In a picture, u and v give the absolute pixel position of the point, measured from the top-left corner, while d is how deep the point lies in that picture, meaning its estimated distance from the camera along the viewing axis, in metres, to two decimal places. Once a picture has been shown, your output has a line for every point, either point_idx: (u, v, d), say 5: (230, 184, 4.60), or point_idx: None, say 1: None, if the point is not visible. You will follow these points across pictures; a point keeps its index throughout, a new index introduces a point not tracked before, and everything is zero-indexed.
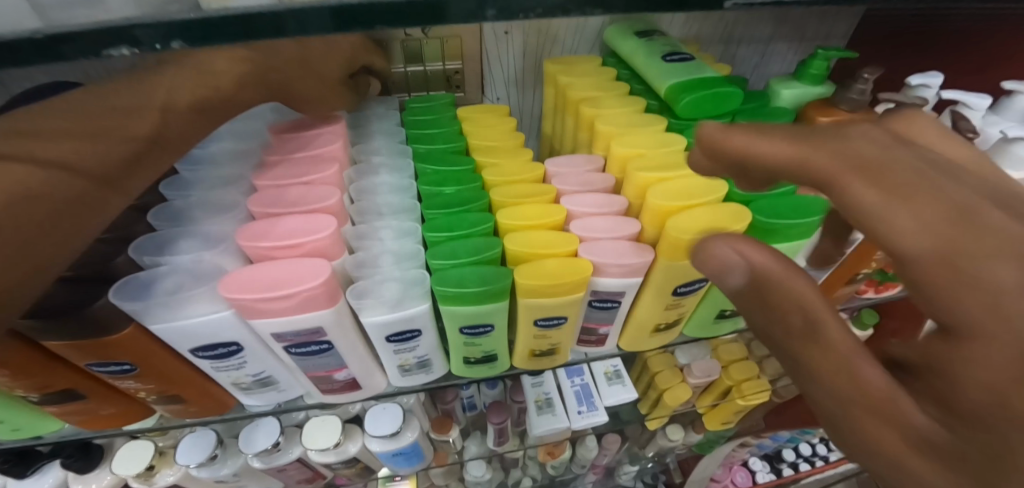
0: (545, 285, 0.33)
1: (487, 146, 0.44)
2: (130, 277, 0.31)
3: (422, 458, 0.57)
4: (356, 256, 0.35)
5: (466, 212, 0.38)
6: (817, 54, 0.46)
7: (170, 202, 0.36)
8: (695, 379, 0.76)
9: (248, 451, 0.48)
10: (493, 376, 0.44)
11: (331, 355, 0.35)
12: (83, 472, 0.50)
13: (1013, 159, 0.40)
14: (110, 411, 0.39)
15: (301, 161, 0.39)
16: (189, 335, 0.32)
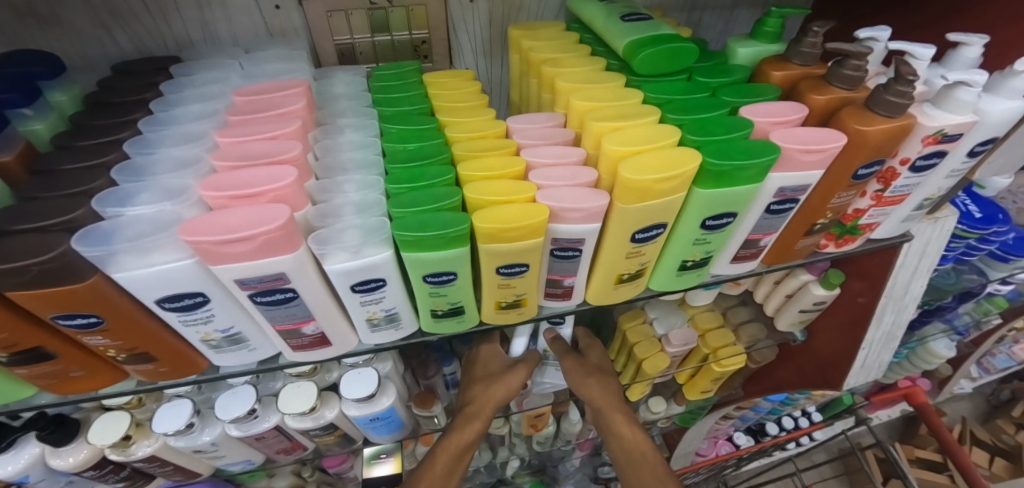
0: (502, 230, 0.35)
1: (451, 107, 0.45)
2: (92, 227, 0.32)
3: (399, 425, 0.58)
4: (320, 207, 0.35)
5: (428, 165, 0.39)
6: (771, 12, 0.47)
7: (133, 159, 0.37)
8: (674, 348, 0.78)
9: (223, 418, 0.48)
10: (463, 332, 0.45)
11: (296, 305, 0.36)
12: (57, 446, 0.49)
13: (956, 103, 0.41)
14: (80, 374, 0.40)
15: (265, 120, 0.40)
16: (152, 283, 0.32)
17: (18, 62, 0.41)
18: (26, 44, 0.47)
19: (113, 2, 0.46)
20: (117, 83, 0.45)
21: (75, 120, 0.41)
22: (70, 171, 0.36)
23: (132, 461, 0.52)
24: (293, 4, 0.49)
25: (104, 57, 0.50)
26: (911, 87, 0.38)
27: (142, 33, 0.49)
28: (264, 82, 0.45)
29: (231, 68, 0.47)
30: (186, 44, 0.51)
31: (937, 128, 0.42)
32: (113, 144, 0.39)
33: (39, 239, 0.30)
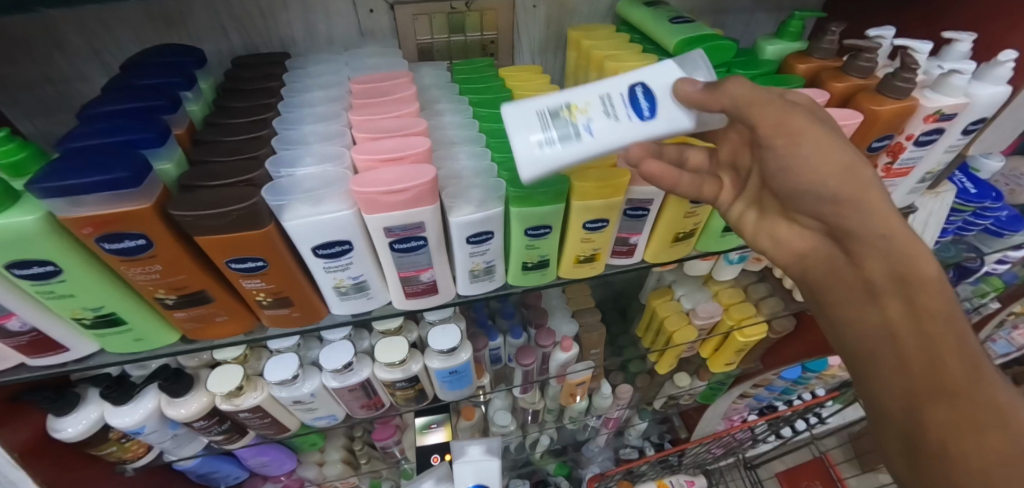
0: (595, 187, 0.42)
1: (530, 94, 0.53)
2: (271, 184, 0.39)
3: (469, 383, 0.65)
4: (443, 171, 0.43)
5: (523, 140, 0.47)
6: (794, 15, 0.56)
7: (283, 134, 0.45)
8: (700, 320, 0.85)
9: (328, 366, 0.55)
10: (542, 286, 0.53)
11: (423, 253, 0.43)
12: (175, 396, 0.56)
13: (952, 88, 0.50)
14: (224, 318, 0.46)
15: (384, 103, 0.47)
16: (317, 231, 0.40)
17: (168, 55, 0.48)
18: (155, 41, 0.54)
19: (235, 6, 0.53)
20: (241, 73, 0.52)
21: (217, 102, 0.48)
22: (232, 142, 0.43)
23: (238, 412, 0.58)
24: (386, 8, 0.57)
25: (218, 54, 0.57)
26: (915, 74, 0.47)
27: (254, 33, 0.56)
28: (370, 74, 0.53)
29: (336, 63, 0.55)
30: (289, 43, 0.59)
31: (936, 108, 0.50)
32: (257, 122, 0.46)
33: (232, 192, 0.37)
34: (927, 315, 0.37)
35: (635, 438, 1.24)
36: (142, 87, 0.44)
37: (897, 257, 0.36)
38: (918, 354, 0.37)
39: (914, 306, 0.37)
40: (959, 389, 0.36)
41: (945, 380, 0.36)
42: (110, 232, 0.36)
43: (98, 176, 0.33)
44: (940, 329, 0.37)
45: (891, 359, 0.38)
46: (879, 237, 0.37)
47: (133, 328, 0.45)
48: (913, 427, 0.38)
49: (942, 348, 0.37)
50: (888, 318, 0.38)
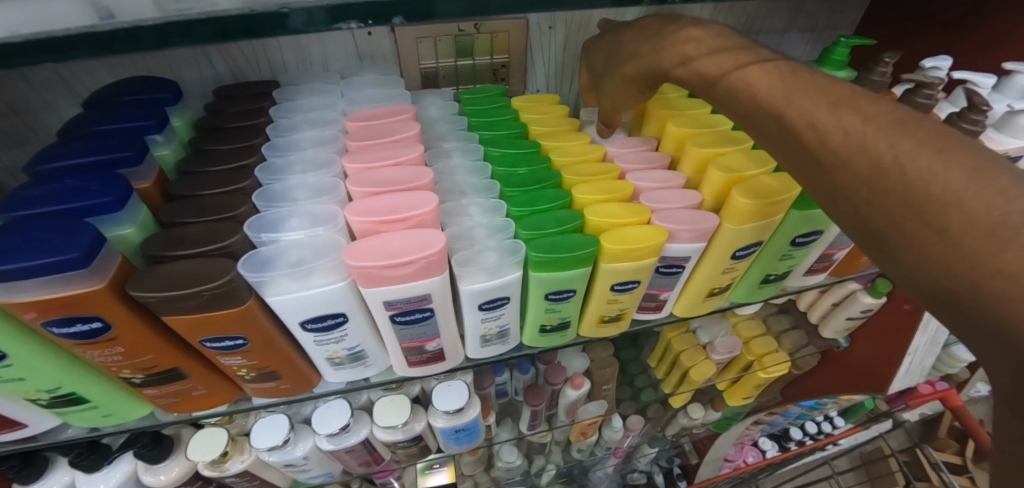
0: (628, 250, 0.37)
1: (547, 131, 0.48)
2: (252, 252, 0.34)
3: (475, 438, 0.59)
4: (452, 231, 0.38)
5: (542, 189, 0.41)
6: (840, 42, 0.51)
7: (267, 186, 0.39)
8: (719, 356, 0.80)
9: (322, 431, 0.50)
10: (560, 345, 0.47)
11: (429, 323, 0.37)
12: (153, 463, 0.50)
13: (1019, 129, 0.45)
14: (203, 392, 0.41)
15: (384, 145, 0.42)
16: (306, 306, 0.34)
17: (142, 90, 0.42)
18: (127, 69, 0.48)
19: None
20: (224, 106, 0.46)
21: (194, 145, 0.42)
22: (210, 197, 0.37)
23: (223, 477, 0.53)
24: (386, 31, 0.52)
25: (200, 81, 0.51)
26: (984, 116, 0.42)
27: (238, 58, 0.50)
28: (368, 108, 0.47)
29: (331, 94, 0.49)
30: (279, 68, 0.53)
31: (1001, 151, 0.45)
32: (239, 169, 0.41)
33: (204, 265, 0.32)
34: (834, 143, 0.26)
35: (643, 464, 1.18)
36: (109, 133, 0.38)
37: (780, 96, 0.30)
38: (889, 187, 0.24)
39: (794, 124, 0.29)
40: (883, 163, 0.25)
41: (941, 205, 0.23)
42: (61, 317, 0.30)
43: (42, 258, 0.28)
44: (852, 153, 0.26)
45: (880, 199, 0.25)
46: (769, 100, 0.30)
47: (98, 405, 0.40)
48: (970, 280, 0.22)
49: (910, 161, 0.24)
50: (876, 138, 0.25)
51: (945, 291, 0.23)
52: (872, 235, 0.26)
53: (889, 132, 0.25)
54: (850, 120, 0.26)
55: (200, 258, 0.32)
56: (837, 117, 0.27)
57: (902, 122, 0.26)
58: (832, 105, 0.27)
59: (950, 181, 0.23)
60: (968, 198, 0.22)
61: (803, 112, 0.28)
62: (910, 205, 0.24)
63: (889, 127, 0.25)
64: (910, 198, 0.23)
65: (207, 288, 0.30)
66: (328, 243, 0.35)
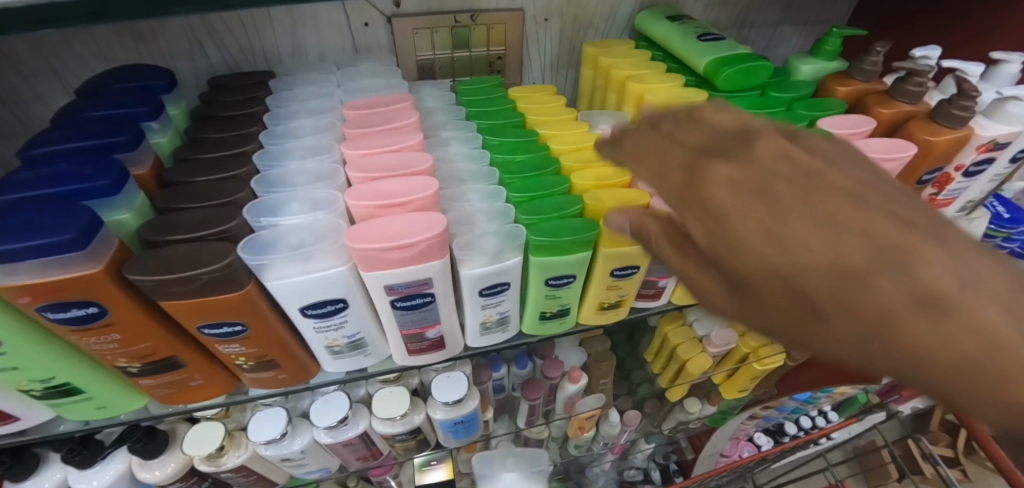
0: (627, 233, 0.37)
1: (545, 120, 0.48)
2: (251, 236, 0.33)
3: (475, 431, 0.59)
4: (452, 216, 0.38)
5: (541, 176, 0.41)
6: (832, 33, 0.51)
7: (265, 172, 0.39)
8: (716, 348, 0.80)
9: (320, 424, 0.49)
10: (559, 334, 0.47)
11: (430, 309, 0.37)
12: (148, 458, 0.49)
13: (1007, 115, 0.46)
14: (199, 382, 0.40)
15: (383, 133, 0.42)
16: (306, 291, 0.34)
17: (137, 78, 0.42)
18: (121, 59, 0.48)
19: (212, 20, 0.47)
20: (220, 96, 0.46)
21: (189, 134, 0.42)
22: (208, 184, 0.37)
23: (219, 473, 0.52)
24: (383, 21, 0.51)
25: (195, 72, 0.51)
26: (973, 102, 0.43)
27: (233, 48, 0.50)
28: (366, 97, 0.47)
29: (328, 84, 0.49)
30: (274, 60, 0.52)
31: (990, 137, 0.46)
32: (237, 156, 0.40)
33: (203, 248, 0.31)
34: (850, 235, 0.21)
35: (640, 460, 1.19)
36: (103, 119, 0.38)
37: (796, 162, 0.24)
38: (847, 296, 0.21)
39: (715, 251, 0.25)
40: (973, 357, 0.20)
41: (889, 321, 0.20)
42: (56, 301, 0.30)
43: (37, 239, 0.27)
44: (887, 236, 0.21)
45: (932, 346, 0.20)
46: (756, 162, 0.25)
47: (92, 397, 0.39)
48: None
49: (842, 259, 0.21)
50: (837, 239, 0.21)
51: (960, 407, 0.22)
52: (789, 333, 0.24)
53: (961, 361, 0.21)
54: (841, 213, 0.22)
55: (198, 242, 0.32)
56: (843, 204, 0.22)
57: (798, 185, 0.23)
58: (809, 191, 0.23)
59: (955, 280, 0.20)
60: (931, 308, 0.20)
61: (817, 251, 0.21)
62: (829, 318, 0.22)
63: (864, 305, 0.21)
64: (922, 351, 0.21)
65: (205, 271, 0.30)
66: (327, 228, 0.35)
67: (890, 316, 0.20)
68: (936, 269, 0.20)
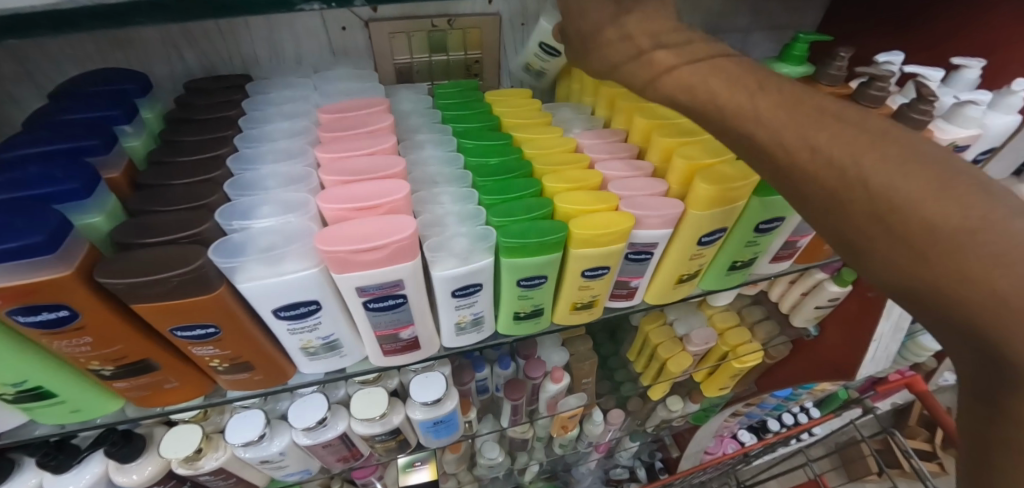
0: (596, 235, 0.37)
1: (520, 123, 0.49)
2: (222, 240, 0.34)
3: (454, 431, 0.59)
4: (423, 218, 0.38)
5: (512, 179, 0.42)
6: (799, 38, 0.53)
7: (239, 175, 0.40)
8: (695, 347, 0.81)
9: (298, 425, 0.49)
10: (535, 333, 0.48)
11: (403, 310, 0.38)
12: (125, 462, 0.49)
13: (964, 119, 0.47)
14: (174, 385, 0.41)
15: (356, 136, 0.43)
16: (277, 293, 0.34)
17: (111, 82, 0.43)
18: (96, 62, 0.48)
19: (189, 24, 0.47)
20: (196, 100, 0.46)
21: (164, 137, 0.42)
22: (181, 187, 0.37)
23: (196, 476, 0.52)
24: (360, 25, 0.52)
25: (172, 76, 0.51)
26: (932, 106, 0.44)
27: (211, 53, 0.50)
28: (341, 101, 0.48)
29: (304, 88, 0.50)
30: (252, 64, 0.53)
31: (949, 140, 0.47)
32: (211, 159, 0.41)
33: (174, 252, 0.32)
34: (968, 246, 0.21)
35: (625, 459, 1.19)
36: (77, 122, 0.38)
37: (865, 176, 0.24)
38: (856, 200, 0.24)
39: (812, 160, 0.25)
40: (895, 200, 0.23)
41: (948, 233, 0.22)
42: (25, 304, 0.30)
43: (4, 242, 0.27)
44: (890, 210, 0.23)
45: (824, 187, 0.25)
46: (877, 206, 0.24)
47: (65, 401, 0.39)
48: (953, 292, 0.22)
49: (954, 219, 0.22)
50: (877, 168, 0.24)
51: (926, 295, 0.24)
52: (810, 170, 0.25)
53: (866, 158, 0.24)
54: (765, 115, 0.27)
55: (167, 245, 0.32)
56: (883, 172, 0.23)
57: (873, 145, 0.24)
58: (782, 106, 0.27)
59: (924, 195, 0.22)
60: (928, 194, 0.22)
61: (900, 209, 0.23)
62: (884, 220, 0.23)
63: (930, 180, 0.23)
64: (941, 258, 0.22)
65: (171, 275, 0.30)
66: (297, 232, 0.35)
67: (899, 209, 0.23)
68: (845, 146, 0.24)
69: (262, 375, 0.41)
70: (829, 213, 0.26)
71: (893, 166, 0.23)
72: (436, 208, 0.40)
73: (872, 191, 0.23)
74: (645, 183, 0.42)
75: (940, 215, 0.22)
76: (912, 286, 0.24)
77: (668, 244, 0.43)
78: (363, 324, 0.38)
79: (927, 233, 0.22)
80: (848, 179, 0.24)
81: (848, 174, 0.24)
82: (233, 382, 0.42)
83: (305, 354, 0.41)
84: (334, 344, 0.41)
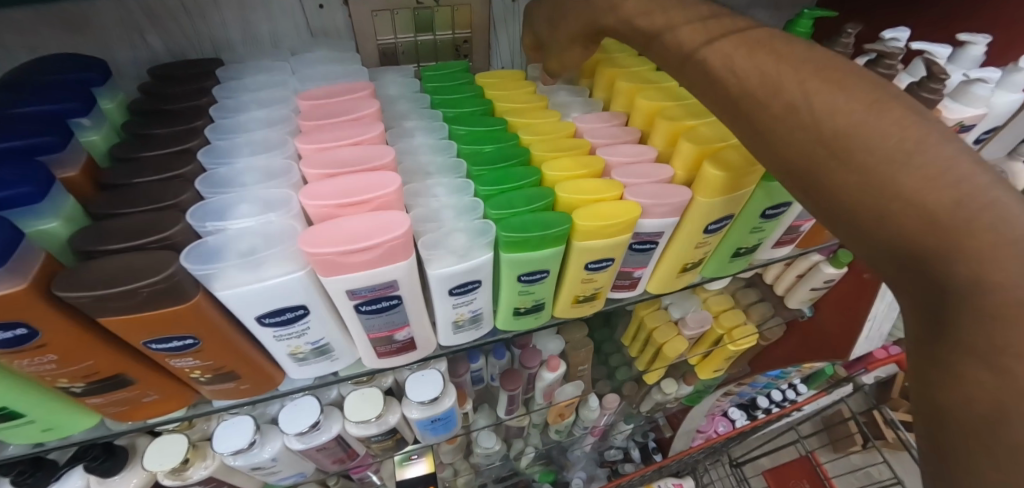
0: (601, 226, 0.35)
1: (514, 107, 0.46)
2: (196, 243, 0.31)
3: (451, 427, 0.57)
4: (417, 213, 0.36)
5: (510, 167, 0.40)
6: (804, 14, 0.51)
7: (212, 170, 0.36)
8: (690, 330, 0.81)
9: (289, 430, 0.47)
10: (535, 328, 0.46)
11: (398, 311, 0.36)
12: (107, 476, 0.47)
13: (972, 98, 0.46)
14: (154, 398, 0.38)
15: (340, 125, 0.39)
16: (260, 299, 0.32)
17: (65, 69, 0.38)
18: (46, 48, 0.43)
19: (150, 4, 0.43)
20: (162, 87, 0.42)
21: (128, 130, 0.38)
22: (148, 185, 0.34)
23: (185, 486, 0.50)
24: (339, 3, 0.48)
25: (135, 63, 0.46)
26: (942, 85, 0.43)
27: (177, 36, 0.46)
28: (322, 86, 0.44)
29: (282, 72, 0.46)
30: (223, 47, 0.49)
31: (956, 120, 0.46)
32: (181, 153, 0.37)
33: (144, 259, 0.29)
34: (899, 162, 0.20)
35: (619, 441, 1.20)
36: (27, 116, 0.34)
37: (803, 94, 0.23)
38: (793, 119, 0.23)
39: (755, 84, 0.25)
40: (825, 118, 0.22)
41: (876, 151, 0.21)
42: None
43: None
44: (823, 127, 0.22)
45: (768, 113, 0.24)
46: (817, 123, 0.22)
47: (35, 420, 0.36)
48: (890, 218, 0.20)
49: (886, 137, 0.21)
50: (812, 87, 0.23)
51: (865, 229, 0.22)
52: (758, 90, 0.25)
53: (807, 80, 0.23)
54: (737, 55, 0.26)
55: (135, 251, 0.29)
56: (822, 91, 0.23)
57: (823, 70, 0.24)
58: (747, 46, 0.26)
59: (857, 115, 0.22)
60: (866, 115, 0.21)
61: (836, 122, 0.22)
62: (820, 139, 0.22)
63: (871, 102, 0.22)
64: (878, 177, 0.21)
65: (142, 287, 0.27)
66: (280, 232, 0.32)
67: (835, 124, 0.22)
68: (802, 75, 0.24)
69: (249, 383, 0.39)
70: (771, 146, 0.25)
71: (841, 93, 0.22)
72: (430, 201, 0.37)
73: (809, 108, 0.23)
74: (650, 170, 0.40)
75: (869, 134, 0.21)
76: (848, 213, 0.22)
77: (674, 232, 0.41)
78: (356, 327, 0.36)
79: (855, 152, 0.21)
80: (789, 98, 0.23)
81: (790, 94, 0.23)
82: (218, 391, 0.39)
83: (294, 360, 0.39)
84: (325, 348, 0.38)
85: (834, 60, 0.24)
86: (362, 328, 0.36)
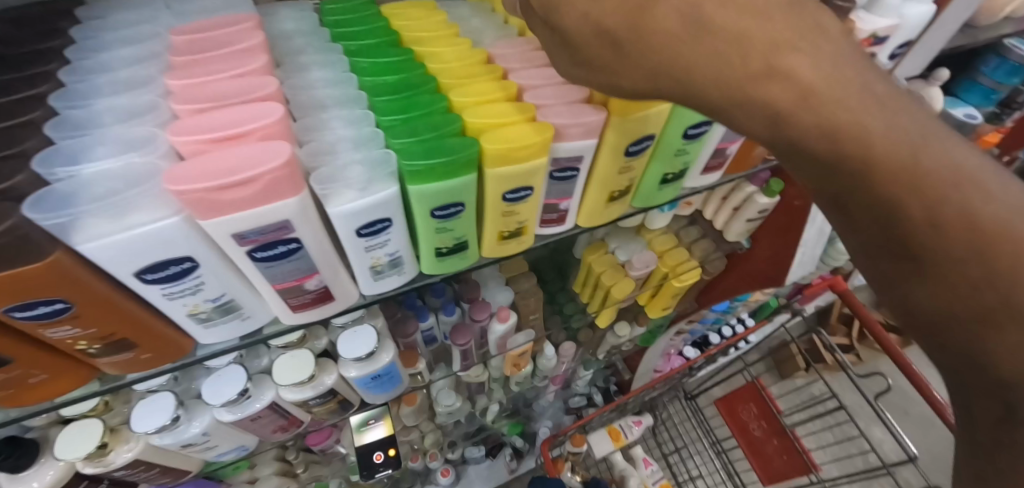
0: (511, 149, 0.33)
1: (422, 36, 0.43)
2: (41, 191, 0.27)
3: (397, 383, 0.56)
4: (310, 147, 0.33)
5: (415, 95, 0.37)
6: None
7: (64, 114, 0.32)
8: (637, 271, 0.81)
9: (213, 402, 0.45)
10: (465, 270, 0.44)
11: (302, 258, 0.33)
12: (17, 473, 0.43)
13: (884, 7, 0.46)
14: (42, 378, 0.34)
15: (219, 58, 0.35)
16: (133, 252, 0.28)
17: None
18: None
19: None
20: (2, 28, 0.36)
21: None
22: None
23: (110, 472, 0.47)
24: None
25: None
26: None
27: None
28: (199, 19, 0.39)
29: (152, 7, 0.41)
30: None
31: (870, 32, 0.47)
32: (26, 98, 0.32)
33: None
34: (857, 135, 0.20)
35: (582, 388, 1.24)
36: None
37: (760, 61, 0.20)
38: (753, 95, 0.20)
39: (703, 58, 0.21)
40: (789, 94, 0.20)
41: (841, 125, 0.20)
42: None
43: None
44: (803, 106, 0.20)
45: (727, 88, 0.20)
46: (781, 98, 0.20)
47: None
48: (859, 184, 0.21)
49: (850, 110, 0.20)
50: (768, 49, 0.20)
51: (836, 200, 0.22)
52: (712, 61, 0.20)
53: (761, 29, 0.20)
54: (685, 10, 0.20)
55: None
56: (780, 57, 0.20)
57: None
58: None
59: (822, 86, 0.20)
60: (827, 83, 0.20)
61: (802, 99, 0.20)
62: (789, 115, 0.20)
63: (827, 47, 0.20)
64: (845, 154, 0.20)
65: None
66: (145, 176, 0.29)
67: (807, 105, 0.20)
68: (813, 57, 0.20)
69: (153, 351, 0.36)
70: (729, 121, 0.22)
71: (797, 55, 0.20)
72: (327, 135, 0.34)
73: (771, 83, 0.20)
74: (564, 91, 0.38)
75: (826, 101, 0.20)
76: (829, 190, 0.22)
77: (595, 157, 0.39)
78: (258, 279, 0.33)
79: (822, 129, 0.20)
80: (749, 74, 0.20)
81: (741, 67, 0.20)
82: (117, 364, 0.36)
83: (199, 321, 0.36)
84: (232, 306, 0.36)
85: (824, 27, 0.20)
86: (264, 278, 0.33)
